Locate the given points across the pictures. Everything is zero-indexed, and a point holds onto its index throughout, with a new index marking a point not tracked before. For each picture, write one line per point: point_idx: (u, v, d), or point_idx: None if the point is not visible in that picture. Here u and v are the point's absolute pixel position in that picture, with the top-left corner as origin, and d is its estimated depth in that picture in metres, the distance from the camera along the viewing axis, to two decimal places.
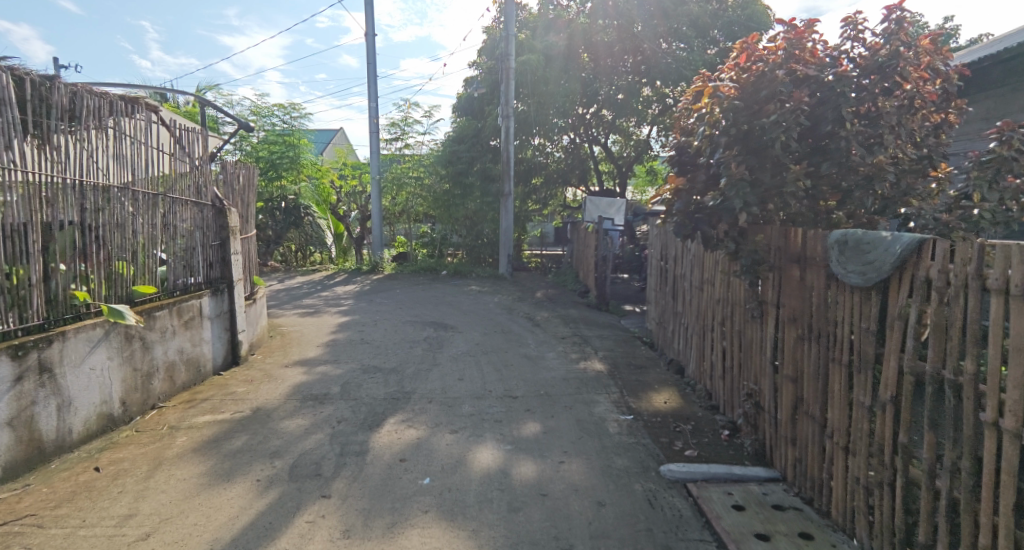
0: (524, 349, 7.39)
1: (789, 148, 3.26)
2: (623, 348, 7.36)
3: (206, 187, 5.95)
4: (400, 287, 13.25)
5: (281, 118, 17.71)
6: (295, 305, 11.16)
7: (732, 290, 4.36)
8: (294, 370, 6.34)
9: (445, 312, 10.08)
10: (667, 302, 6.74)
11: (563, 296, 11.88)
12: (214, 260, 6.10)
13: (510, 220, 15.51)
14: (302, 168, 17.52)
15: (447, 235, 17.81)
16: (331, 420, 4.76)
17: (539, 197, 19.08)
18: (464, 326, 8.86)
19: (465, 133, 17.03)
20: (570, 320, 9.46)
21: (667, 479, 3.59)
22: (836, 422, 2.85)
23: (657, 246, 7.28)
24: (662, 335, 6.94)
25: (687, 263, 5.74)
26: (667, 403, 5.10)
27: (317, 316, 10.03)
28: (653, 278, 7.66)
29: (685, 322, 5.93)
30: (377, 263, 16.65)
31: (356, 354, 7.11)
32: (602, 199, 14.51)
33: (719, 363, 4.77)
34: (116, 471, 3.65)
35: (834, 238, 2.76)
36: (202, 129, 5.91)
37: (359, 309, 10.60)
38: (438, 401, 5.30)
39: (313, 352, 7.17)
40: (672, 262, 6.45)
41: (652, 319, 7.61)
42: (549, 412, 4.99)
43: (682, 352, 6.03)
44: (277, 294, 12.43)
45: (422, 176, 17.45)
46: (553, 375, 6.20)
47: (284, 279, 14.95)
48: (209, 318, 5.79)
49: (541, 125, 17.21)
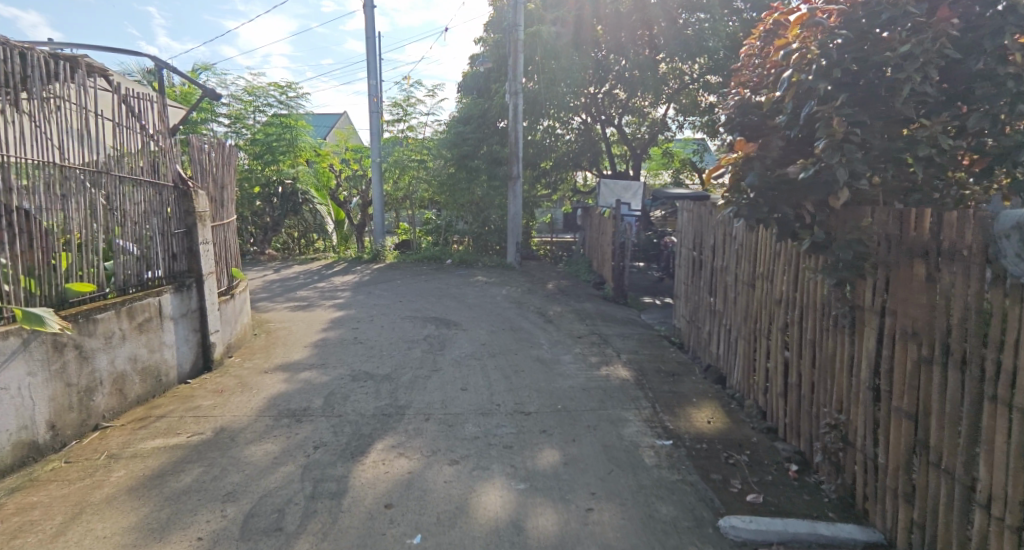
0: (537, 350, 6.55)
1: (917, 97, 2.37)
2: (649, 348, 6.52)
3: (167, 164, 5.12)
4: (401, 278, 12.40)
5: (277, 98, 16.73)
6: (287, 298, 10.34)
7: (804, 290, 3.49)
8: (274, 377, 5.53)
9: (449, 306, 9.25)
10: (702, 298, 5.89)
11: (577, 288, 11.01)
12: (180, 251, 5.28)
13: (518, 206, 14.66)
14: (300, 152, 16.80)
15: (452, 221, 16.84)
16: (306, 445, 3.94)
17: (549, 181, 18.22)
18: (468, 323, 8.02)
19: (473, 115, 16.03)
20: (585, 315, 8.60)
21: (732, 540, 2.74)
22: (999, 489, 1.98)
23: (689, 233, 6.42)
24: (696, 335, 6.10)
25: (732, 254, 4.89)
26: (712, 424, 4.27)
27: (309, 310, 9.23)
28: (682, 270, 6.82)
29: (727, 324, 5.09)
30: (378, 252, 15.82)
31: (348, 357, 6.30)
32: (617, 182, 13.48)
33: (779, 378, 3.93)
34: (20, 525, 2.84)
35: (1010, 222, 1.87)
36: (160, 97, 5.05)
37: (355, 302, 9.76)
38: (438, 419, 4.47)
39: (298, 354, 6.36)
40: (710, 253, 5.60)
41: (681, 316, 6.78)
42: (570, 435, 4.16)
43: (723, 357, 5.20)
44: (270, 285, 11.62)
45: (426, 159, 16.60)
46: (571, 384, 5.36)
47: (280, 269, 14.13)
48: (173, 318, 4.99)
49: (552, 102, 16.22)
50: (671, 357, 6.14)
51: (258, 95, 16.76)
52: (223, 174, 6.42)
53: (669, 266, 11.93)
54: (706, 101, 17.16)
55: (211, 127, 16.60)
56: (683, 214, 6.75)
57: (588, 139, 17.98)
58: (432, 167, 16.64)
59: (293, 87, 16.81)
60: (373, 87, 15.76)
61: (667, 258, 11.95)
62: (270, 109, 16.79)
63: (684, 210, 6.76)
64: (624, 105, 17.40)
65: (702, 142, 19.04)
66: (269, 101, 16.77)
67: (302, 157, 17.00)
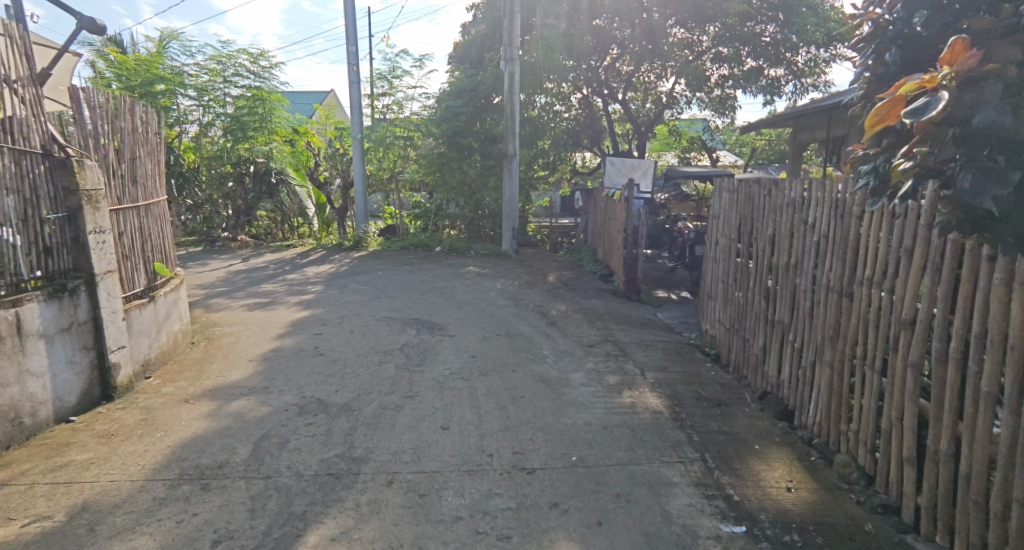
0: (540, 367, 5.24)
1: None
2: (680, 365, 5.22)
3: (32, 126, 3.70)
4: (383, 269, 11.04)
5: (249, 68, 14.85)
6: (249, 293, 8.93)
7: (977, 311, 2.20)
8: (198, 409, 4.18)
9: (435, 304, 7.91)
10: (751, 302, 4.63)
11: (581, 281, 9.70)
12: (61, 245, 3.92)
13: (514, 188, 13.23)
14: (275, 128, 15.32)
15: (443, 205, 15.55)
16: (200, 540, 2.62)
17: (547, 161, 16.58)
18: (456, 327, 6.70)
19: (462, 87, 14.51)
20: (594, 316, 7.30)
21: None
22: None
23: (732, 218, 5.15)
24: (741, 349, 4.81)
25: (809, 247, 3.62)
26: (795, 494, 2.99)
27: (269, 308, 7.85)
28: (721, 266, 5.55)
29: (794, 341, 3.83)
30: (361, 238, 14.45)
31: (301, 377, 4.98)
32: (625, 161, 12.00)
33: (907, 438, 2.64)
34: None
35: None
36: (21, 31, 3.62)
37: (326, 299, 8.40)
38: (406, 485, 3.17)
39: (239, 373, 5.02)
40: (765, 244, 4.35)
41: (719, 322, 5.49)
42: (595, 515, 2.87)
43: (786, 386, 3.92)
44: (233, 277, 10.22)
45: (414, 136, 14.92)
46: (589, 421, 4.05)
47: (249, 257, 12.70)
48: (45, 336, 3.64)
49: (552, 73, 14.84)
50: (710, 377, 4.85)
51: (226, 63, 14.79)
52: (138, 147, 4.98)
53: (683, 256, 10.64)
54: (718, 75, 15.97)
55: (178, 100, 14.95)
56: (723, 196, 5.47)
57: (591, 117, 16.92)
58: (420, 145, 14.99)
59: (266, 55, 15.13)
60: (352, 54, 14.19)
61: (682, 247, 10.67)
62: (241, 81, 15.01)
63: (723, 191, 5.48)
64: (627, 78, 16.12)
65: (709, 121, 17.80)
66: (237, 70, 14.91)
67: (277, 135, 15.50)
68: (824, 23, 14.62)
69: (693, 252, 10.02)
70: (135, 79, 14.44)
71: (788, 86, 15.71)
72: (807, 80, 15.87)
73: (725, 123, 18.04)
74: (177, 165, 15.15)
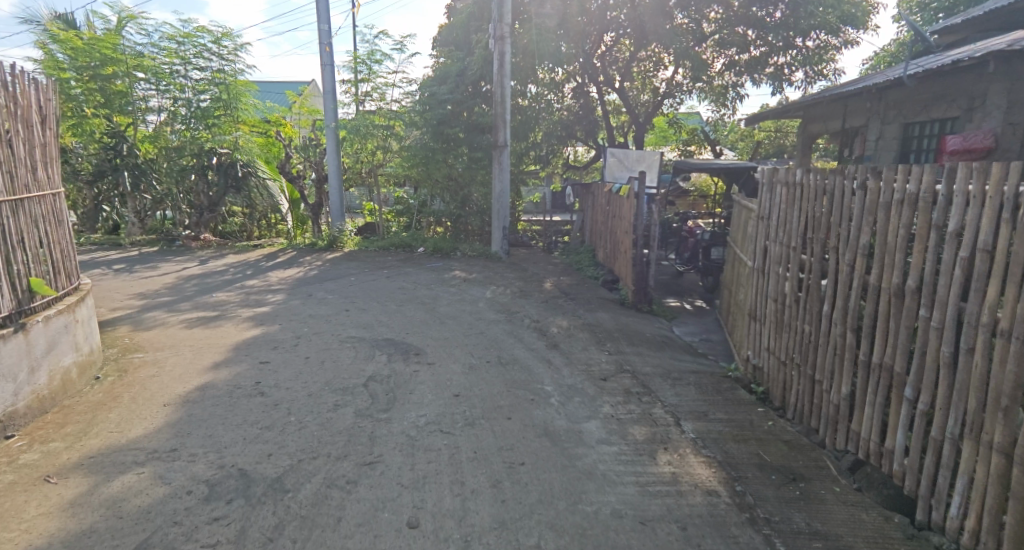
0: (544, 414, 4.07)
1: None
2: (725, 411, 4.08)
3: None
4: (357, 274, 9.77)
5: (212, 50, 13.31)
6: (197, 302, 7.64)
7: None
8: (61, 493, 2.90)
9: (414, 319, 6.71)
10: (827, 332, 3.51)
11: (582, 288, 8.56)
12: None
13: (505, 183, 12.04)
14: (242, 117, 13.96)
15: (427, 200, 14.40)
16: None
17: (539, 154, 15.32)
18: (438, 353, 5.47)
19: (448, 72, 13.23)
20: (603, 334, 6.15)
21: None
22: None
23: (792, 220, 4.03)
24: (811, 394, 3.68)
25: (948, 267, 2.49)
26: None
27: (215, 323, 6.57)
28: (770, 280, 4.43)
29: (913, 398, 2.70)
30: (336, 238, 13.18)
31: (229, 430, 3.71)
32: (628, 152, 10.96)
33: None
34: None
35: None
36: None
37: (284, 312, 7.12)
38: None
39: (142, 425, 3.72)
40: (855, 258, 3.23)
41: (770, 353, 4.37)
42: None
43: (897, 459, 2.79)
44: (181, 283, 8.87)
45: (396, 127, 13.49)
46: (619, 508, 2.87)
47: (207, 258, 11.36)
48: None
49: (543, 53, 13.28)
50: (769, 431, 3.70)
51: (185, 42, 13.14)
52: None
53: (694, 259, 9.55)
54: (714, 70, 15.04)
55: (137, 86, 13.50)
56: (778, 192, 4.34)
57: (586, 108, 15.80)
58: (402, 136, 13.55)
59: (231, 36, 13.74)
60: (324, 33, 12.84)
61: (693, 249, 9.59)
62: (204, 64, 13.43)
63: (778, 185, 4.36)
64: (625, 66, 15.17)
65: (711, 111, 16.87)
66: (199, 50, 13.28)
67: (244, 125, 14.19)
68: (838, 5, 13.56)
69: (706, 255, 8.93)
70: (86, 60, 12.99)
71: (796, 75, 14.56)
72: (818, 68, 14.52)
73: (727, 114, 16.95)
74: (131, 156, 13.93)
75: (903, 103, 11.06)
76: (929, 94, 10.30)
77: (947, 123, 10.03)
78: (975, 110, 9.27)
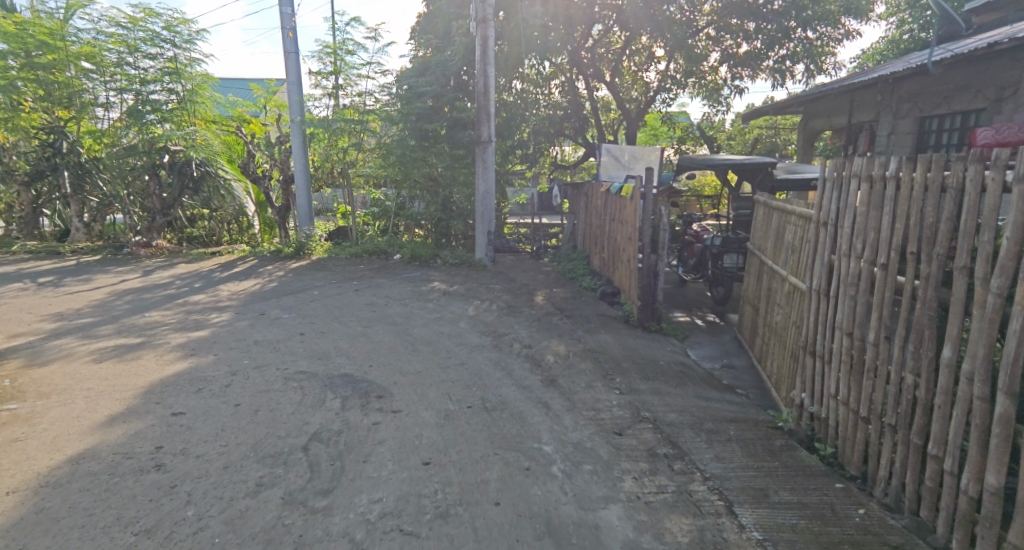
0: (545, 496, 2.95)
1: None
2: (790, 488, 3.01)
3: None
4: (321, 286, 8.59)
5: (166, 37, 12.00)
6: (122, 324, 6.38)
7: None
8: None
9: (380, 346, 5.54)
10: (951, 390, 2.45)
11: (578, 303, 7.47)
12: None
13: (490, 183, 10.91)
14: (199, 111, 12.70)
15: (405, 202, 13.24)
16: None
17: (526, 153, 14.20)
18: (406, 395, 4.32)
19: (428, 65, 12.15)
20: (610, 363, 5.05)
21: None
22: None
23: (882, 226, 2.97)
24: (921, 473, 2.62)
25: None
26: None
27: (133, 352, 5.35)
28: (839, 306, 3.37)
29: None
30: (303, 244, 11.98)
31: (85, 539, 2.54)
32: (624, 147, 9.97)
33: None
34: None
35: None
36: None
37: (225, 337, 5.91)
38: None
39: None
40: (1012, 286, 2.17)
41: (839, 403, 3.31)
42: None
43: None
44: (112, 300, 7.60)
45: (371, 121, 12.11)
46: None
47: (153, 268, 10.09)
48: None
49: (529, 45, 12.34)
50: (863, 527, 2.64)
51: (133, 27, 11.78)
52: None
53: (702, 267, 8.50)
54: (708, 65, 14.08)
55: (84, 77, 12.11)
56: (855, 188, 3.28)
57: (576, 104, 14.79)
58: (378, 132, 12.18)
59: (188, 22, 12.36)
60: (286, 16, 11.63)
61: (700, 255, 8.53)
62: (156, 52, 12.07)
63: (853, 179, 3.30)
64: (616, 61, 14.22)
65: (706, 108, 15.92)
66: (150, 36, 11.90)
67: (202, 120, 12.86)
68: None
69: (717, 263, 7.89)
70: (19, 46, 11.51)
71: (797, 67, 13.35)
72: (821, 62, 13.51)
73: (722, 111, 15.99)
74: (73, 153, 12.74)
75: (918, 95, 10.15)
76: (950, 83, 9.40)
77: (972, 115, 9.11)
78: (1005, 101, 8.39)
